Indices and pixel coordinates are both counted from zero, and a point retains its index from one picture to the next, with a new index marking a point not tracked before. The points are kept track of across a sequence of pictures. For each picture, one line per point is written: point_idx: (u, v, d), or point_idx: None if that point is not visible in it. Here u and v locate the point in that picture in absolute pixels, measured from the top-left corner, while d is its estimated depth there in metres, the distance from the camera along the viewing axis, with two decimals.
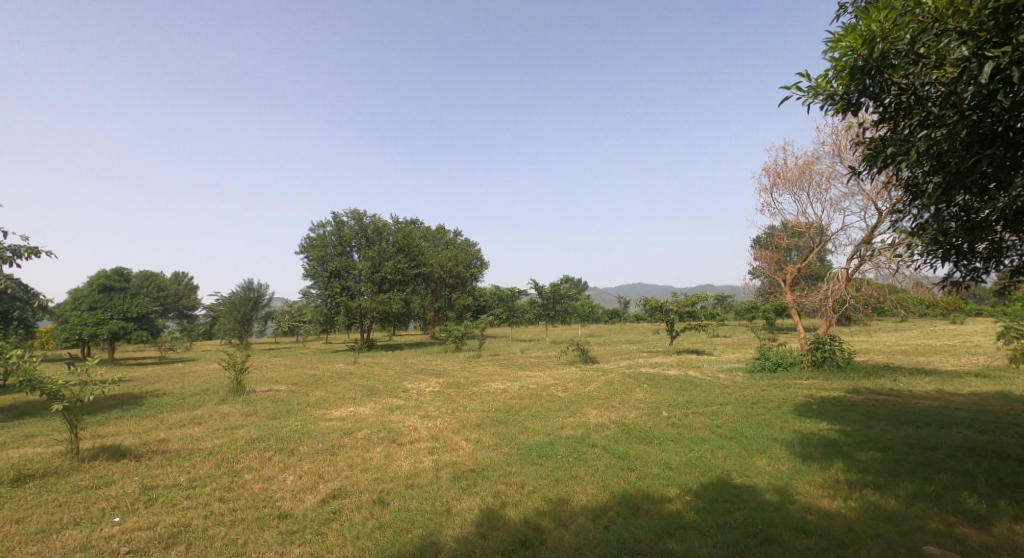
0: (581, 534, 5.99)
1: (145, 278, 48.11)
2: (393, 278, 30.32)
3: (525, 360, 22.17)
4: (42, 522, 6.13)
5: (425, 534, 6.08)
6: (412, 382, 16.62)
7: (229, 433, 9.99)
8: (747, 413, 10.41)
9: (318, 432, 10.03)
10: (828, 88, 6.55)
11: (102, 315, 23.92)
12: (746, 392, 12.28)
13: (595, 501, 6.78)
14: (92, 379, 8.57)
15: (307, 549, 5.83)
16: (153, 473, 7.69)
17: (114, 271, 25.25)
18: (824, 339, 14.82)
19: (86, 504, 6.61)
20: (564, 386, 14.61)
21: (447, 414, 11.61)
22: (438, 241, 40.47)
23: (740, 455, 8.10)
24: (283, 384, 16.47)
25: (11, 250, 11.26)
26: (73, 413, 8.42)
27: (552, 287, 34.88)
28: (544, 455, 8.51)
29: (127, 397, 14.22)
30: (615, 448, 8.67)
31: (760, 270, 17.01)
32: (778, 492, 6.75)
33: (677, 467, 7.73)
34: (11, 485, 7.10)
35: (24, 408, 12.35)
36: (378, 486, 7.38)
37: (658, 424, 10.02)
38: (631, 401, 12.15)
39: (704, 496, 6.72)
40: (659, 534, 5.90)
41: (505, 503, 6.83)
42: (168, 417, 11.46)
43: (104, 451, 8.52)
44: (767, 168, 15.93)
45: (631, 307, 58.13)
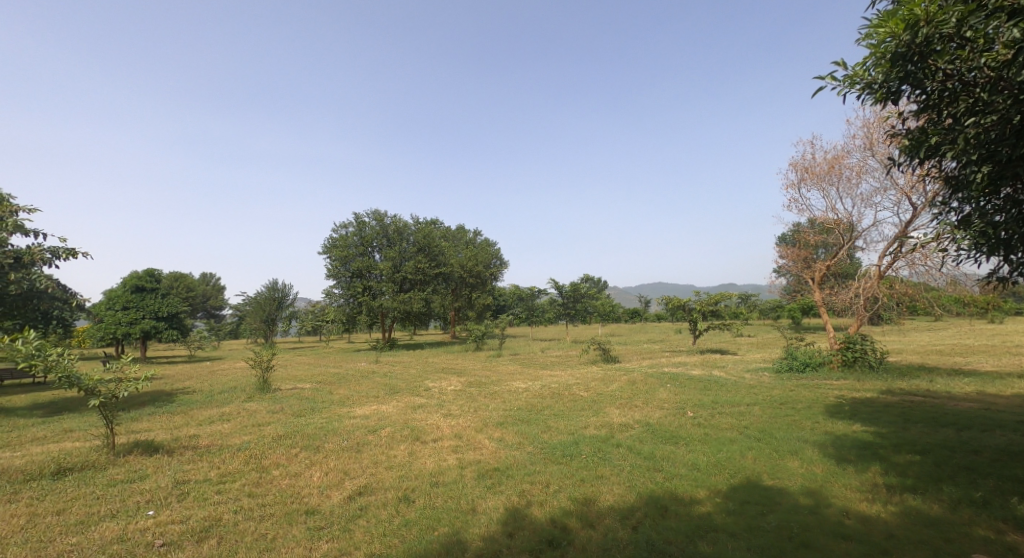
0: (609, 534, 5.91)
1: (176, 278, 49.79)
2: (414, 278, 30.53)
3: (546, 360, 22.04)
4: (81, 514, 6.29)
5: (451, 532, 6.07)
6: (434, 380, 16.70)
7: (257, 429, 10.17)
8: (776, 414, 10.17)
9: (342, 430, 10.13)
10: (866, 77, 6.32)
11: (134, 315, 24.59)
12: (774, 393, 11.98)
13: (622, 501, 6.68)
14: (126, 376, 8.79)
15: (335, 545, 5.86)
16: (185, 468, 7.85)
17: (146, 271, 25.81)
18: (855, 339, 14.40)
19: (122, 498, 6.76)
20: (585, 387, 14.43)
21: (470, 412, 11.64)
22: (458, 240, 40.55)
23: (770, 456, 7.90)
24: (306, 383, 16.62)
25: (50, 250, 11.62)
26: (109, 409, 8.66)
27: (572, 286, 34.62)
28: (569, 454, 8.43)
29: (157, 393, 14.55)
30: (641, 448, 8.54)
31: (788, 268, 16.58)
32: (812, 495, 6.56)
33: (705, 468, 7.58)
34: (51, 478, 7.31)
35: (62, 404, 12.75)
36: (403, 484, 7.41)
37: (684, 424, 9.84)
38: (655, 401, 11.96)
39: (734, 498, 6.58)
40: (690, 536, 5.78)
41: (531, 502, 6.77)
42: (197, 413, 11.69)
43: (138, 446, 8.72)
44: (795, 163, 15.54)
45: (653, 306, 57.52)
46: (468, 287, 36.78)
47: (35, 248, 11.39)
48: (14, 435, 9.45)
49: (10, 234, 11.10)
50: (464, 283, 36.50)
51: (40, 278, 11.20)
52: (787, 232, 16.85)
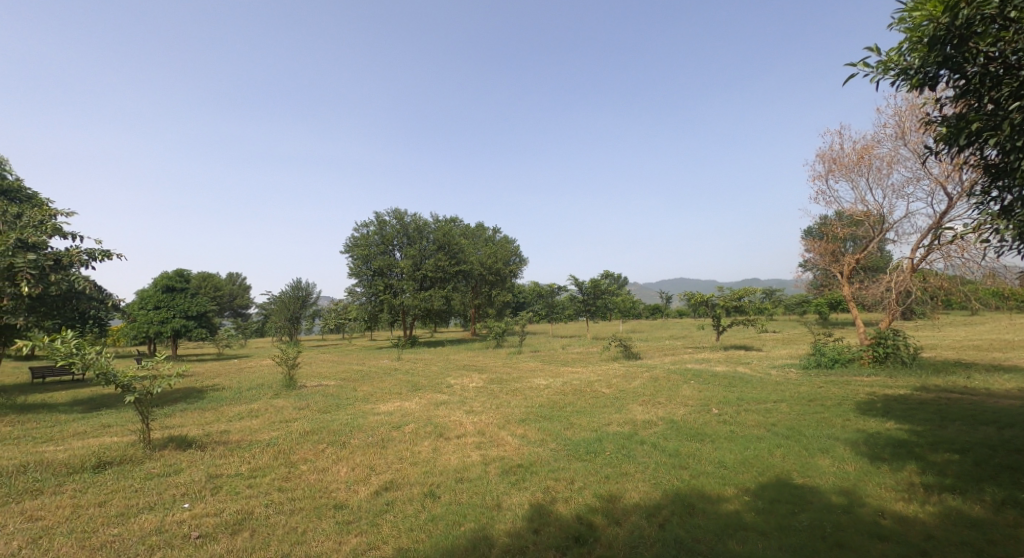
0: (636, 532, 5.87)
1: (204, 278, 51.12)
2: (434, 276, 30.75)
3: (566, 357, 21.96)
4: (121, 506, 6.50)
5: (477, 528, 6.11)
6: (455, 378, 16.80)
7: (284, 425, 10.36)
8: (805, 411, 9.97)
9: (367, 426, 10.27)
10: (901, 62, 6.13)
11: (165, 315, 25.30)
12: (802, 390, 11.74)
13: (648, 498, 6.64)
14: (161, 373, 9.06)
15: (363, 539, 5.94)
16: (217, 462, 8.06)
17: (175, 271, 26.55)
18: (886, 334, 14.01)
19: (159, 491, 6.97)
20: (607, 383, 14.33)
21: (492, 409, 11.68)
22: (477, 238, 40.63)
23: (800, 454, 7.74)
24: (331, 380, 16.89)
25: (87, 253, 12.01)
26: (145, 405, 8.93)
27: (592, 282, 34.40)
28: (592, 451, 8.41)
29: (189, 390, 14.96)
30: (665, 445, 8.47)
31: (815, 262, 16.22)
32: (846, 494, 6.41)
33: (733, 465, 7.47)
34: (92, 471, 7.57)
35: (100, 400, 13.21)
36: (428, 479, 7.48)
37: (710, 421, 9.72)
38: (678, 398, 11.83)
39: (763, 496, 6.47)
40: (719, 535, 5.71)
41: (556, 499, 6.77)
42: (227, 410, 11.97)
43: (172, 441, 8.98)
44: (822, 154, 15.18)
45: (675, 302, 56.91)
46: (488, 285, 36.77)
47: (73, 251, 11.78)
48: (56, 430, 9.81)
49: (50, 237, 11.51)
50: (484, 280, 36.55)
51: (79, 280, 11.58)
52: (814, 226, 16.48)
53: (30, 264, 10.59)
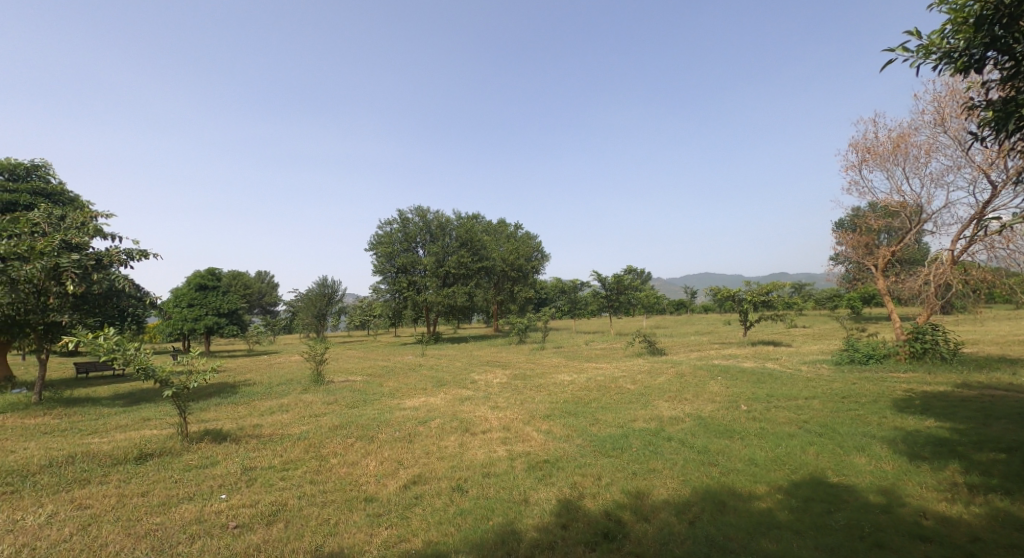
0: (666, 529, 5.82)
1: (234, 277, 52.38)
2: (457, 272, 30.95)
3: (590, 353, 21.83)
4: (162, 496, 6.73)
5: (505, 522, 6.13)
6: (480, 373, 16.89)
7: (314, 420, 10.57)
8: (839, 408, 9.72)
9: (394, 421, 10.40)
10: (944, 45, 5.90)
11: (198, 312, 26.04)
12: (835, 386, 11.44)
13: (677, 495, 6.58)
14: (196, 368, 9.34)
15: (394, 532, 6.03)
16: (251, 455, 8.27)
17: (207, 271, 27.23)
18: (924, 329, 13.56)
19: (197, 482, 7.18)
20: (632, 379, 14.21)
21: (517, 405, 11.71)
22: (499, 234, 40.69)
23: (834, 452, 7.55)
24: (358, 376, 17.16)
25: (125, 252, 12.41)
26: (182, 400, 9.21)
27: (615, 278, 34.08)
28: (619, 447, 8.35)
29: (222, 385, 15.38)
30: (693, 442, 8.37)
31: (847, 255, 15.78)
32: (884, 494, 6.23)
33: (764, 463, 7.33)
34: (134, 462, 7.85)
35: (139, 394, 13.70)
36: (456, 474, 7.54)
37: (738, 418, 9.56)
38: (705, 393, 11.68)
39: (797, 495, 6.34)
40: (751, 533, 5.62)
41: (583, 494, 6.75)
42: (259, 404, 12.28)
43: (208, 434, 9.24)
44: (855, 143, 14.73)
45: (699, 297, 56.15)
46: (511, 281, 36.78)
47: (113, 250, 12.21)
48: (100, 422, 10.20)
49: (91, 237, 11.93)
50: (506, 277, 36.60)
51: (117, 279, 11.99)
52: (846, 217, 16.02)
53: (73, 263, 11.02)
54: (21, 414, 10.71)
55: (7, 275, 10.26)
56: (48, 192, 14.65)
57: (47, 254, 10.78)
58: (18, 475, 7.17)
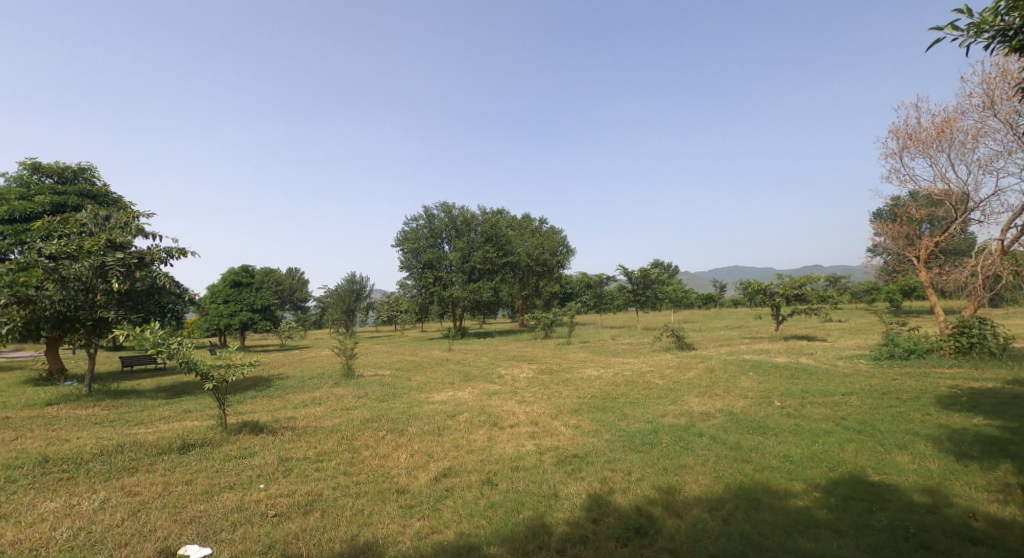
0: (699, 525, 5.75)
1: (267, 273, 53.74)
2: (482, 267, 31.05)
3: (616, 347, 21.68)
4: (205, 485, 6.98)
5: (536, 516, 6.16)
6: (506, 368, 16.97)
7: (345, 413, 10.79)
8: (878, 404, 9.42)
9: (423, 414, 10.54)
10: (998, 23, 5.60)
11: (233, 308, 26.85)
12: (873, 382, 11.09)
13: (709, 491, 6.50)
14: (234, 362, 9.63)
15: (426, 523, 6.11)
16: (287, 446, 8.49)
17: (241, 268, 27.96)
18: (970, 323, 13.02)
19: (237, 471, 7.42)
20: (660, 374, 14.05)
21: (544, 399, 11.73)
22: (524, 229, 40.64)
23: (875, 450, 7.33)
24: (386, 370, 17.44)
25: (166, 250, 12.87)
26: (221, 393, 9.51)
27: (642, 272, 33.70)
28: (649, 443, 8.28)
29: (257, 378, 15.82)
30: (726, 438, 8.23)
31: (886, 246, 15.25)
32: (929, 493, 6.03)
33: (799, 460, 7.17)
34: (178, 451, 8.16)
35: (180, 386, 14.22)
36: (485, 467, 7.60)
37: (772, 414, 9.36)
38: (737, 389, 11.47)
39: (835, 493, 6.19)
40: (788, 530, 5.51)
41: (613, 489, 6.73)
42: (293, 397, 12.59)
43: (246, 426, 9.53)
44: (895, 129, 14.19)
45: (729, 290, 55.17)
46: (536, 275, 36.54)
47: (154, 249, 12.66)
48: (144, 414, 10.61)
49: (134, 237, 12.40)
50: (531, 271, 36.33)
51: (159, 277, 12.45)
52: (886, 207, 15.46)
53: (118, 261, 11.56)
54: (72, 405, 11.23)
55: (57, 273, 10.82)
56: (93, 193, 15.21)
57: (94, 253, 11.33)
58: (72, 463, 7.53)
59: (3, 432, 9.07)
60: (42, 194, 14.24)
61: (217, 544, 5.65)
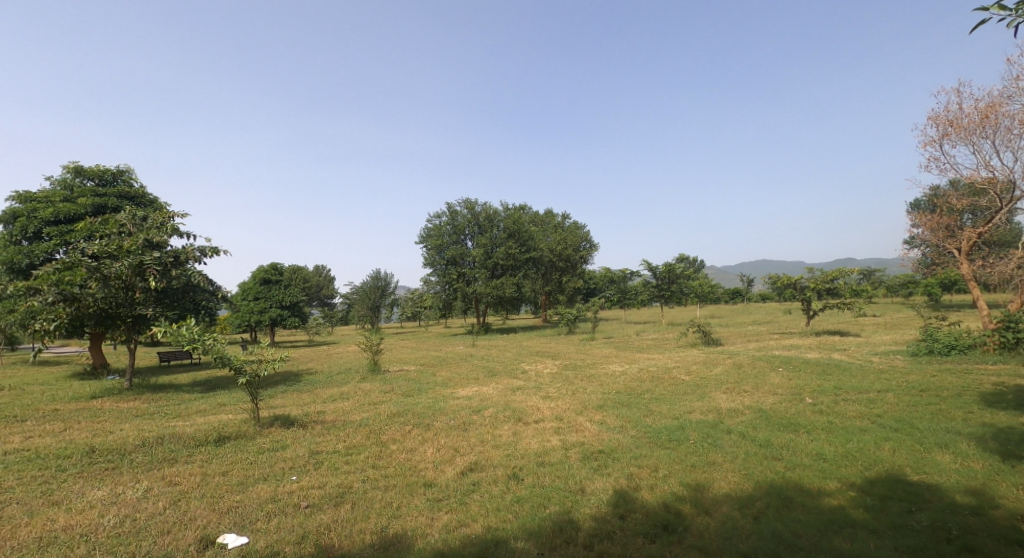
0: (729, 523, 5.69)
1: (295, 271, 54.92)
2: (505, 263, 31.09)
3: (641, 343, 21.52)
4: (240, 476, 7.20)
5: (562, 511, 6.18)
6: (530, 363, 17.01)
7: (373, 407, 10.97)
8: (917, 402, 9.14)
9: (448, 409, 10.64)
10: None
11: (263, 305, 27.49)
12: (910, 379, 10.75)
13: (739, 489, 6.41)
14: (265, 358, 9.86)
15: (453, 516, 6.19)
16: (317, 440, 8.69)
17: (270, 265, 28.54)
18: (1016, 317, 12.49)
19: (270, 464, 7.63)
20: (686, 370, 13.88)
21: (569, 395, 11.71)
22: (547, 225, 40.55)
23: (913, 449, 7.12)
24: (412, 365, 17.65)
25: (200, 250, 13.27)
26: (254, 387, 9.76)
27: (666, 266, 33.27)
28: (676, 439, 8.20)
29: (288, 374, 16.19)
30: (755, 435, 8.10)
31: (924, 238, 14.71)
32: (973, 494, 5.84)
33: (833, 458, 7.02)
34: (214, 444, 8.42)
35: (215, 381, 14.65)
36: (511, 462, 7.64)
37: (803, 411, 9.17)
38: (766, 385, 11.26)
39: (872, 493, 6.04)
40: (822, 530, 5.41)
41: (640, 486, 6.69)
42: (322, 392, 12.83)
43: (278, 419, 9.77)
44: (936, 116, 13.65)
45: (757, 285, 54.04)
46: (559, 271, 36.27)
47: (189, 248, 13.06)
48: (182, 407, 10.98)
49: (170, 237, 12.82)
50: (554, 267, 36.23)
51: (193, 275, 12.86)
52: (924, 197, 14.91)
53: (155, 260, 11.97)
54: (114, 397, 11.69)
55: (100, 272, 11.27)
56: (132, 194, 15.75)
57: (133, 253, 11.75)
58: (117, 453, 7.85)
59: (52, 423, 9.50)
60: (85, 196, 14.81)
61: (253, 533, 5.83)
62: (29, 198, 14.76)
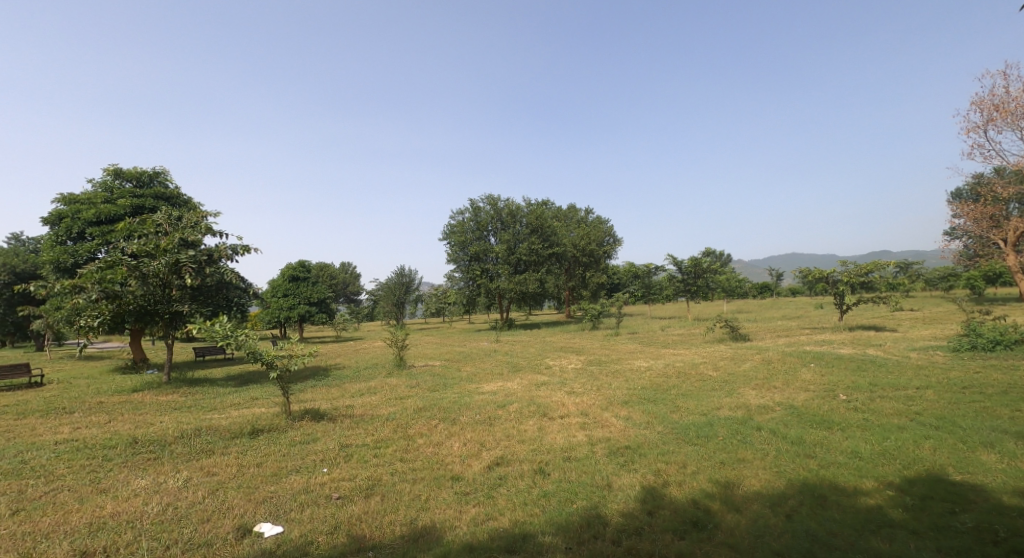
0: (760, 521, 5.60)
1: (322, 268, 55.90)
2: (528, 259, 31.04)
3: (666, 338, 21.26)
4: (274, 467, 7.38)
5: (590, 506, 6.17)
6: (554, 359, 16.97)
7: (400, 402, 11.11)
8: (959, 399, 8.81)
9: (474, 404, 10.71)
10: None
11: (292, 302, 28.06)
12: (951, 375, 10.38)
13: (770, 487, 6.29)
14: (295, 353, 10.05)
15: (481, 510, 6.23)
16: (346, 433, 8.84)
17: (298, 263, 29.02)
18: None
19: (302, 456, 7.80)
20: (714, 366, 13.64)
21: (594, 390, 11.65)
22: (570, 220, 40.37)
23: (955, 448, 6.87)
24: (437, 361, 17.82)
25: (232, 248, 13.59)
26: (285, 382, 9.97)
27: (692, 260, 32.73)
28: (704, 435, 8.09)
29: (317, 368, 16.51)
30: (787, 432, 7.94)
31: (967, 228, 14.12)
32: (1020, 495, 5.62)
33: (869, 457, 6.83)
34: (249, 436, 8.65)
35: (247, 375, 15.05)
36: (537, 457, 7.65)
37: (837, 408, 8.94)
38: (797, 382, 11.01)
39: (911, 492, 5.86)
40: (859, 530, 5.28)
41: (668, 482, 6.63)
42: (350, 387, 13.06)
43: (308, 413, 9.98)
44: (979, 100, 13.07)
45: (787, 278, 52.77)
46: (582, 266, 36.09)
47: (222, 246, 13.38)
48: (217, 400, 11.31)
49: (203, 236, 13.16)
50: (578, 262, 36.03)
51: (226, 272, 13.19)
52: (966, 186, 14.32)
53: (190, 259, 12.31)
54: (154, 391, 12.11)
55: (139, 270, 11.66)
56: (167, 195, 16.22)
57: (170, 252, 12.12)
58: (158, 444, 8.13)
59: (97, 415, 9.89)
60: (124, 198, 15.31)
61: (288, 523, 5.98)
62: (72, 200, 15.33)
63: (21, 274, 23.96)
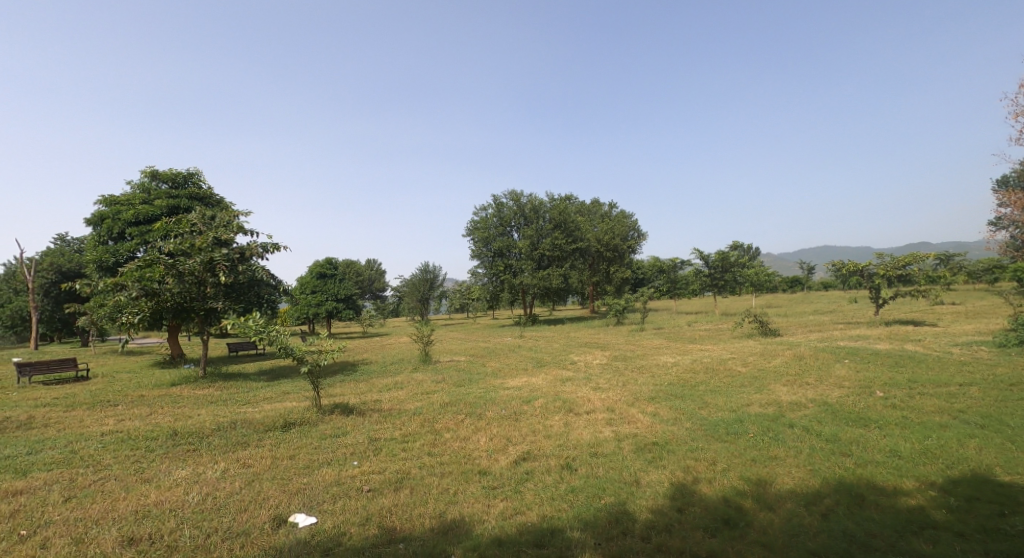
0: (794, 519, 5.47)
1: (349, 265, 56.77)
2: (552, 254, 30.93)
3: (693, 334, 20.95)
4: (306, 459, 7.53)
5: (618, 502, 6.12)
6: (579, 354, 16.89)
7: (426, 397, 11.20)
8: (1006, 397, 8.43)
9: (499, 399, 10.73)
10: None
11: (320, 298, 28.63)
12: (996, 372, 9.94)
13: (805, 485, 6.14)
14: (324, 348, 10.22)
15: (509, 504, 6.24)
16: (375, 427, 8.96)
17: (325, 260, 29.72)
18: None
19: (333, 449, 7.94)
20: (743, 362, 13.38)
21: (620, 386, 11.55)
22: (594, 214, 40.09)
23: (1002, 448, 6.59)
24: (461, 356, 17.91)
25: (262, 246, 13.86)
26: (315, 377, 10.14)
27: (719, 254, 32.16)
28: (734, 432, 7.94)
29: (345, 363, 16.78)
30: (821, 430, 7.73)
31: (1013, 218, 13.50)
32: None
33: (909, 456, 6.60)
34: (281, 429, 8.84)
35: (279, 370, 15.41)
36: (564, 452, 7.63)
37: (874, 405, 8.66)
38: (831, 378, 10.71)
39: (955, 493, 5.64)
40: (899, 530, 5.12)
41: (698, 479, 6.53)
42: (377, 382, 13.23)
43: (337, 407, 10.15)
44: None
45: (818, 272, 51.34)
46: (606, 260, 35.84)
47: (253, 245, 13.66)
48: (250, 394, 11.59)
49: (236, 235, 13.46)
50: (602, 256, 35.78)
51: (257, 270, 13.46)
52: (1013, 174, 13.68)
53: (224, 257, 12.61)
54: (191, 385, 12.49)
55: (175, 268, 11.99)
56: (201, 195, 16.65)
57: (204, 250, 12.42)
58: (196, 436, 8.38)
59: (139, 408, 10.25)
60: (161, 198, 15.77)
61: (321, 514, 6.10)
62: (113, 201, 15.86)
63: (66, 274, 25.15)
